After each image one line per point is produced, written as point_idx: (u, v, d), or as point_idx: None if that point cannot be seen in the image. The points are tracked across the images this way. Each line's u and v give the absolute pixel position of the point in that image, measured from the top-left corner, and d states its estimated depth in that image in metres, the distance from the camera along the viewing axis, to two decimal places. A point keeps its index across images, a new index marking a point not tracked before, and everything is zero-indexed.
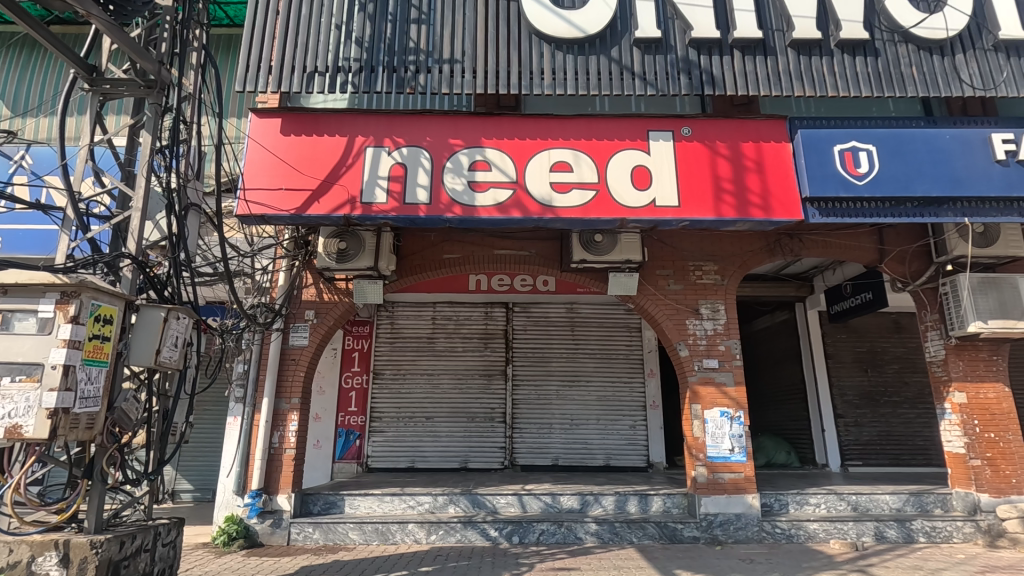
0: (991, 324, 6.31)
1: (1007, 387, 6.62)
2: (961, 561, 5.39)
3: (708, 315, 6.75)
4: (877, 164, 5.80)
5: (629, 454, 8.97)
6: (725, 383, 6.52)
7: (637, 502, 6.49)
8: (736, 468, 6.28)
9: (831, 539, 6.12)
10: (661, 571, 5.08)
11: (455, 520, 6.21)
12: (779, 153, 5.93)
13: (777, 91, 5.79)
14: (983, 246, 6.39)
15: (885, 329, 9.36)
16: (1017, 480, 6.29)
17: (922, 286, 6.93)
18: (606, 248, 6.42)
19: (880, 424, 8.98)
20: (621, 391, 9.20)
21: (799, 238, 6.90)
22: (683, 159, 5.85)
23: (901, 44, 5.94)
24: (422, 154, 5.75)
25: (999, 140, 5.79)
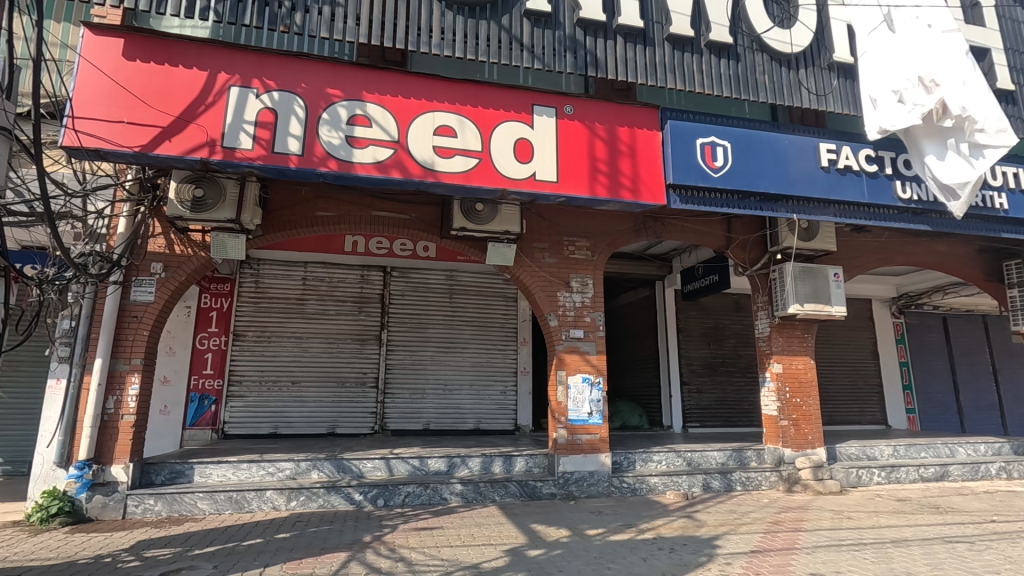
0: (805, 306, 7.41)
1: (813, 360, 7.86)
2: (766, 504, 6.41)
3: (578, 289, 7.14)
4: (731, 159, 6.44)
5: (498, 418, 9.34)
6: (588, 351, 7.00)
7: (502, 463, 6.83)
8: (592, 430, 6.82)
9: (667, 490, 6.94)
10: (519, 526, 5.41)
11: (317, 485, 6.06)
12: (650, 141, 6.37)
13: (652, 81, 6.16)
14: (805, 240, 7.44)
15: (727, 308, 10.58)
16: (813, 437, 7.54)
17: (758, 272, 7.90)
18: (486, 218, 6.48)
19: (717, 390, 10.23)
20: (495, 358, 9.48)
21: (662, 222, 7.49)
22: (564, 137, 6.04)
23: (758, 52, 6.59)
24: (295, 102, 5.32)
25: (825, 149, 6.69)
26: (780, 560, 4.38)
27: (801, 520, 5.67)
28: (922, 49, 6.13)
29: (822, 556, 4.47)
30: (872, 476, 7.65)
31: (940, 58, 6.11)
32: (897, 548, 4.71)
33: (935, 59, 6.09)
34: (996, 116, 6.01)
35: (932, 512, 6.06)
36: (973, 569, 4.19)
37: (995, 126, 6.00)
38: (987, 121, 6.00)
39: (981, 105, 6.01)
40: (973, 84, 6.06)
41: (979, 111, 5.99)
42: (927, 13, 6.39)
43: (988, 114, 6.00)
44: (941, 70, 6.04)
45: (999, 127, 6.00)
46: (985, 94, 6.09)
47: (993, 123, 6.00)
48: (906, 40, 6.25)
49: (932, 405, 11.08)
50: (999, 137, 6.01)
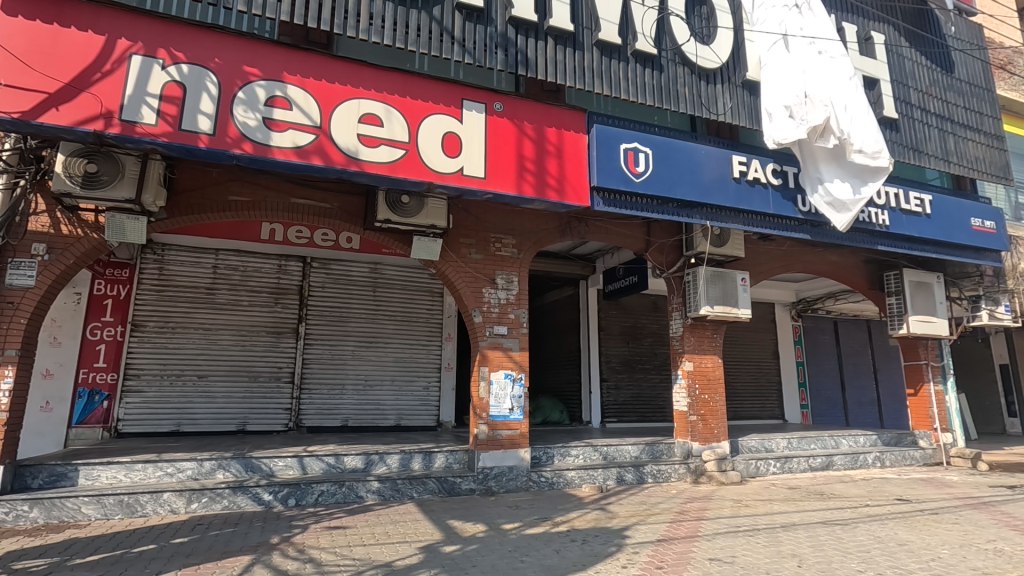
0: (715, 308, 7.87)
1: (720, 359, 8.36)
2: (674, 495, 6.76)
3: (503, 286, 7.18)
4: (652, 166, 6.72)
5: (420, 414, 9.23)
6: (511, 348, 7.07)
7: (421, 460, 6.76)
8: (513, 426, 6.90)
9: (583, 483, 7.15)
10: (435, 522, 5.37)
11: (222, 486, 5.71)
12: (576, 143, 6.52)
13: (580, 85, 6.30)
14: (717, 245, 7.89)
15: (646, 308, 11.05)
16: (719, 431, 8.02)
17: (674, 275, 8.30)
18: (412, 211, 6.37)
19: (634, 387, 10.66)
20: (418, 354, 9.36)
21: (586, 223, 7.68)
22: (492, 134, 6.05)
23: (680, 65, 6.91)
24: (207, 77, 4.97)
25: (737, 161, 7.14)
26: (683, 547, 4.62)
27: (704, 509, 6.04)
28: (809, 72, 6.71)
29: (720, 542, 4.77)
30: (768, 466, 8.28)
31: (824, 82, 6.74)
32: (786, 532, 5.11)
33: (819, 81, 6.70)
34: (871, 138, 6.95)
35: (817, 499, 6.64)
36: (847, 549, 4.62)
37: (869, 146, 6.93)
38: (863, 143, 6.92)
39: (858, 129, 6.89)
40: (854, 109, 6.86)
41: (855, 134, 6.86)
42: (819, 42, 6.96)
43: (865, 137, 6.93)
44: (824, 91, 6.68)
45: (873, 148, 6.95)
46: (863, 118, 6.94)
47: (868, 144, 6.93)
48: (797, 59, 6.80)
49: (823, 401, 12.13)
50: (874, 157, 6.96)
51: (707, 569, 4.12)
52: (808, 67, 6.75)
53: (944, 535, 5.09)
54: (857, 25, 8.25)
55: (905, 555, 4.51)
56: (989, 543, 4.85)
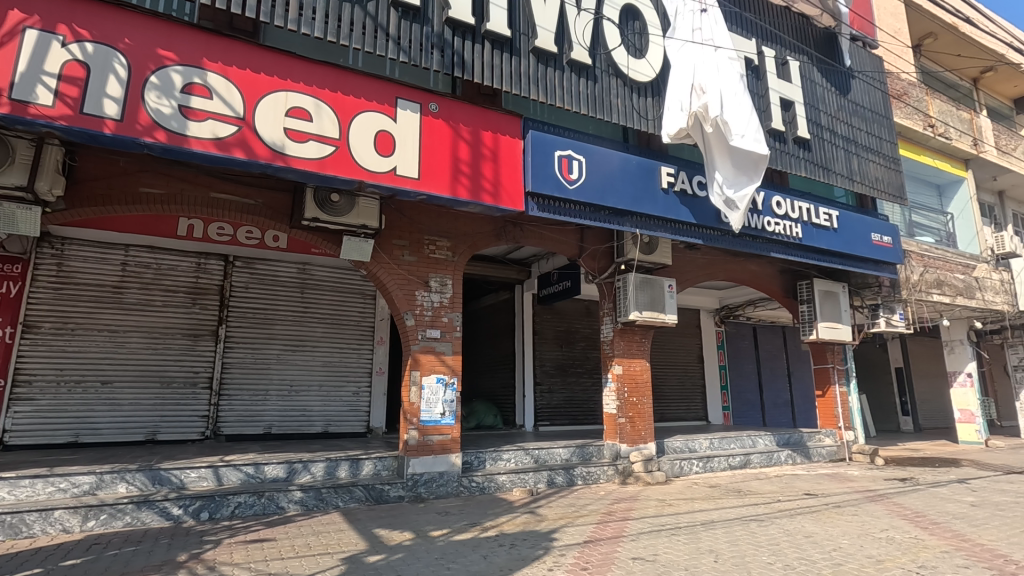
0: (643, 313, 8.13)
1: (648, 362, 8.64)
2: (602, 497, 6.90)
3: (436, 288, 7.09)
4: (585, 173, 6.86)
5: (349, 421, 8.94)
6: (444, 352, 6.98)
7: (348, 467, 6.53)
8: (444, 431, 6.81)
9: (514, 487, 7.16)
10: (360, 532, 5.20)
11: (124, 501, 5.25)
12: (512, 148, 6.56)
13: (517, 90, 6.35)
14: (647, 253, 8.16)
15: (579, 313, 11.26)
16: (646, 432, 8.28)
17: (605, 280, 8.52)
18: (342, 210, 6.19)
19: (566, 390, 10.82)
20: (348, 358, 9.08)
21: (521, 227, 7.72)
22: (427, 134, 5.97)
23: (614, 77, 7.12)
24: (115, 58, 4.60)
25: (665, 172, 7.44)
26: (608, 547, 4.71)
27: (630, 509, 6.20)
28: (704, 65, 7.06)
29: (644, 541, 4.90)
30: (691, 466, 8.63)
31: (713, 74, 7.07)
32: (705, 529, 5.32)
33: (709, 71, 7.04)
34: (749, 127, 7.16)
35: (734, 496, 6.99)
36: (760, 543, 4.87)
37: (752, 135, 7.14)
38: (745, 131, 7.12)
39: (740, 119, 7.14)
40: (739, 100, 7.20)
41: (737, 122, 7.10)
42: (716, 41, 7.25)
43: (745, 125, 7.14)
44: (711, 79, 7.01)
45: (755, 136, 7.16)
46: (746, 109, 7.21)
47: (750, 133, 7.14)
48: (689, 54, 7.14)
49: (742, 402, 12.82)
50: (756, 144, 7.15)
51: (631, 568, 4.21)
52: (705, 62, 7.07)
53: (845, 527, 5.49)
54: (775, 49, 8.82)
55: (810, 546, 4.81)
56: (883, 532, 5.27)
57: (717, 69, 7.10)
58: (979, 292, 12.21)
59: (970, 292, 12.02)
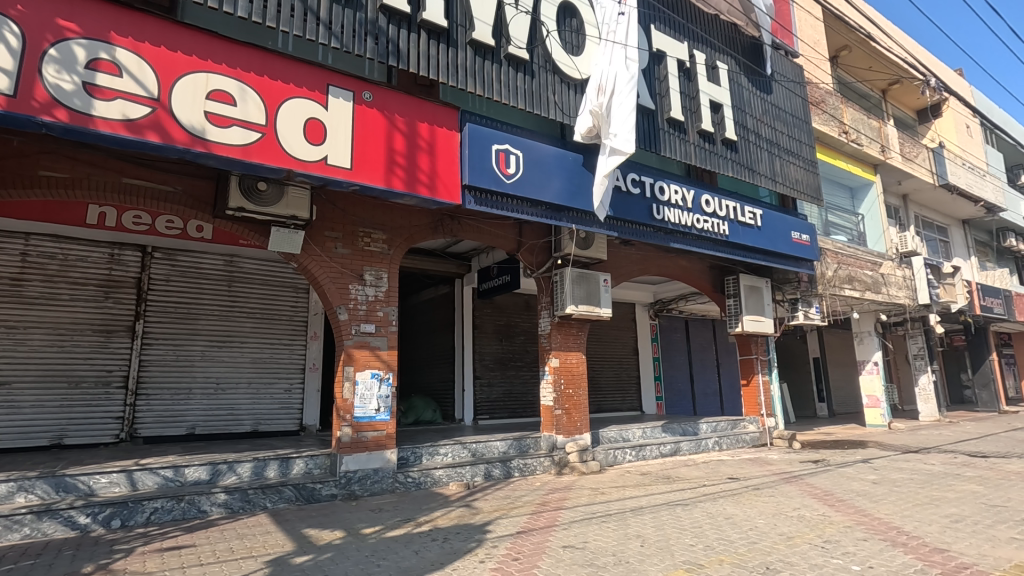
0: (579, 307, 8.29)
1: (584, 355, 8.83)
2: (538, 488, 7.01)
3: (371, 282, 6.94)
4: (522, 168, 6.91)
5: (280, 419, 8.63)
6: (379, 347, 6.85)
7: (277, 467, 6.30)
8: (379, 427, 6.69)
9: (451, 482, 7.15)
10: (288, 532, 5.03)
11: (23, 512, 4.82)
12: (448, 141, 6.49)
13: (453, 82, 6.28)
14: (583, 248, 8.31)
15: (519, 307, 11.33)
16: (581, 423, 8.48)
17: (542, 275, 8.61)
18: (270, 199, 5.93)
19: (506, 383, 10.88)
20: (279, 354, 8.76)
21: (458, 221, 7.66)
22: (360, 124, 5.81)
23: (551, 73, 7.19)
24: (6, 27, 4.18)
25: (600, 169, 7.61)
26: (540, 537, 4.79)
27: (564, 499, 6.33)
28: (613, 70, 7.05)
29: (575, 529, 5.03)
30: (624, 455, 8.92)
31: (617, 75, 6.97)
32: (634, 515, 5.52)
33: (617, 74, 6.97)
34: (625, 128, 6.72)
35: (663, 482, 7.29)
36: (684, 526, 5.10)
37: (625, 136, 6.70)
38: (619, 131, 6.74)
39: (619, 118, 6.78)
40: (627, 99, 6.80)
41: (614, 122, 6.80)
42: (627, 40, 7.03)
43: (621, 126, 6.75)
44: (615, 81, 6.93)
45: (628, 137, 6.69)
46: (628, 109, 6.74)
47: (625, 133, 6.72)
48: (603, 60, 7.24)
49: (674, 392, 13.34)
50: (625, 145, 6.66)
51: (561, 556, 4.30)
52: (618, 70, 6.99)
53: (762, 507, 5.84)
54: (705, 53, 9.18)
55: (729, 526, 5.09)
56: (795, 510, 5.64)
57: (624, 74, 6.92)
58: (885, 287, 13.25)
59: (877, 287, 13.03)
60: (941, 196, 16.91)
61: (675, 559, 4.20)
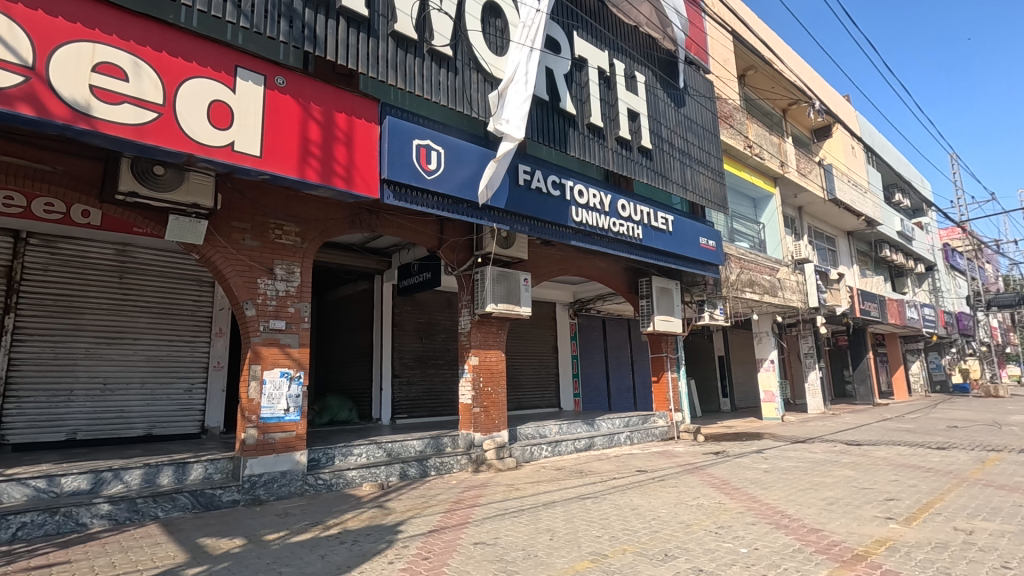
0: (498, 306, 8.35)
1: (503, 353, 8.91)
2: (454, 486, 7.00)
3: (282, 277, 6.62)
4: (443, 165, 6.87)
5: (178, 421, 8.04)
6: (289, 344, 6.55)
7: (172, 473, 5.87)
8: (287, 428, 6.40)
9: (364, 482, 6.99)
10: (181, 543, 4.70)
11: None
12: (368, 133, 6.31)
13: (373, 73, 6.12)
14: (504, 247, 8.37)
15: (440, 304, 11.24)
16: (498, 421, 8.57)
17: (463, 273, 8.60)
18: (167, 185, 5.50)
19: (425, 382, 10.76)
20: (179, 352, 8.18)
21: (377, 215, 7.47)
22: (271, 109, 5.52)
23: (474, 71, 7.20)
24: None
25: (522, 170, 7.74)
26: (451, 535, 4.79)
27: (479, 496, 6.37)
28: (516, 59, 7.35)
29: (487, 526, 5.07)
30: (540, 451, 9.11)
31: (520, 64, 7.29)
32: (546, 510, 5.65)
33: (519, 63, 7.28)
34: (518, 115, 6.98)
35: (576, 476, 7.52)
36: (592, 518, 5.29)
37: (516, 124, 6.93)
38: (511, 117, 6.97)
39: (514, 106, 7.03)
40: (524, 90, 7.10)
41: (508, 108, 7.02)
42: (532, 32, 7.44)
43: (514, 112, 7.00)
44: (517, 70, 7.23)
45: (519, 125, 6.95)
46: (524, 98, 7.06)
47: (517, 120, 6.96)
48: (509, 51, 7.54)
49: (591, 389, 13.79)
50: (515, 133, 6.89)
51: (471, 553, 4.33)
52: (521, 61, 7.29)
53: (665, 497, 6.17)
54: (625, 63, 9.54)
55: (634, 517, 5.33)
56: (694, 499, 6.01)
57: (526, 66, 7.25)
58: (780, 291, 14.39)
59: (773, 291, 14.14)
60: (830, 209, 18.62)
61: (582, 551, 4.35)
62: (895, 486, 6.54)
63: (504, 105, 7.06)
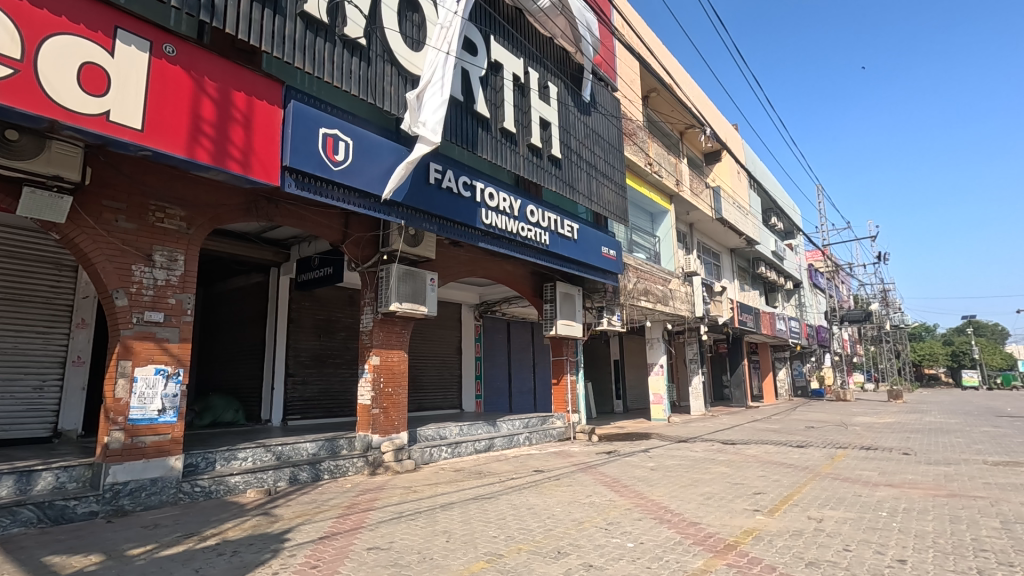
0: (403, 305, 8.17)
1: (406, 353, 8.74)
2: (347, 490, 6.75)
3: (162, 264, 6.02)
4: (351, 157, 6.62)
5: (24, 423, 7.00)
6: (167, 339, 5.97)
7: (13, 483, 5.10)
8: (161, 431, 5.82)
9: (248, 489, 6.52)
10: (22, 563, 4.10)
11: None
12: (269, 116, 5.93)
13: (278, 53, 5.75)
14: (411, 245, 8.21)
15: (342, 301, 10.78)
16: (398, 423, 8.40)
17: (367, 270, 8.33)
18: (23, 152, 4.80)
19: (322, 382, 10.25)
20: (29, 345, 7.15)
21: (276, 204, 7.02)
22: (157, 80, 5.01)
23: (388, 64, 7.01)
24: None
25: (433, 168, 7.66)
26: (343, 541, 4.61)
27: (374, 500, 6.19)
28: (434, 62, 7.29)
29: (382, 530, 4.93)
30: (440, 452, 9.03)
31: (437, 67, 7.23)
32: (443, 512, 5.60)
33: (437, 67, 7.23)
34: (435, 119, 6.86)
35: (475, 477, 7.55)
36: (489, 519, 5.32)
37: (433, 127, 6.81)
38: (427, 120, 6.85)
39: (431, 109, 6.93)
40: (440, 94, 7.05)
41: (425, 111, 6.90)
42: (451, 37, 7.44)
43: (432, 115, 6.88)
44: (435, 73, 7.17)
45: (435, 128, 6.82)
46: (440, 102, 6.99)
47: (434, 123, 6.85)
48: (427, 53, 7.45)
49: (493, 391, 13.91)
50: (432, 136, 6.75)
51: (363, 559, 4.18)
52: (439, 65, 7.26)
53: (560, 496, 6.37)
54: (539, 73, 9.78)
55: (530, 516, 5.45)
56: (587, 497, 6.27)
57: (443, 70, 7.24)
58: (672, 301, 15.43)
59: (666, 301, 15.13)
60: (717, 228, 20.28)
61: (478, 551, 4.37)
62: (762, 481, 7.25)
63: (422, 107, 6.95)
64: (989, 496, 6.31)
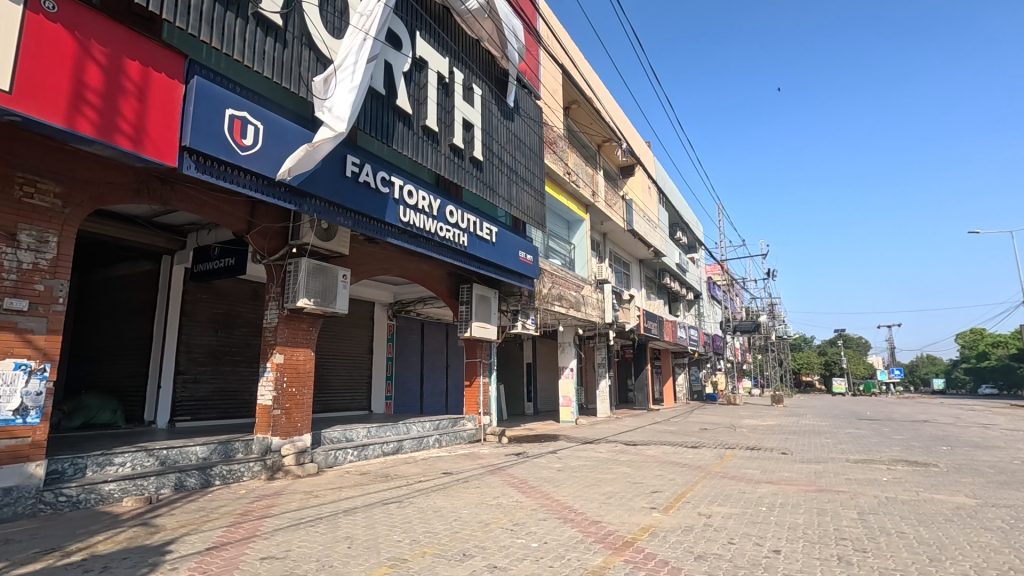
0: (312, 301, 7.78)
1: (313, 352, 8.35)
2: (241, 496, 6.32)
3: (29, 245, 5.33)
4: (260, 142, 6.25)
5: None
6: (32, 331, 5.29)
7: None
8: (20, 433, 5.10)
9: (125, 497, 5.92)
10: None
11: None
12: (168, 91, 5.45)
13: (180, 24, 5.29)
14: (322, 239, 7.86)
15: (244, 295, 10.08)
16: (301, 424, 8.02)
17: (274, 262, 7.88)
18: None
19: (218, 380, 9.52)
20: None
21: (172, 186, 6.46)
22: (32, 38, 4.44)
23: (305, 48, 6.68)
24: None
25: (349, 161, 7.39)
26: (234, 552, 4.31)
27: (270, 506, 5.83)
28: (348, 45, 6.90)
29: (278, 538, 4.67)
30: (345, 455, 8.69)
31: (351, 51, 6.86)
32: (346, 517, 5.41)
33: (351, 50, 6.85)
34: (341, 106, 6.49)
35: (381, 481, 7.34)
36: (394, 523, 5.20)
37: (338, 114, 6.43)
38: (333, 107, 6.47)
39: (339, 96, 6.56)
40: (351, 80, 6.69)
41: (332, 97, 6.53)
42: (370, 21, 7.11)
43: (339, 102, 6.51)
44: (347, 57, 6.79)
45: (340, 115, 6.43)
46: (349, 88, 6.64)
47: (339, 111, 6.46)
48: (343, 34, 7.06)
49: (403, 392, 13.64)
50: (336, 123, 6.38)
51: (255, 570, 3.93)
52: (353, 48, 6.88)
53: (467, 498, 6.36)
54: (464, 74, 9.75)
55: (437, 519, 5.41)
56: (494, 499, 6.31)
57: (357, 54, 6.86)
58: (583, 307, 15.95)
59: (578, 306, 15.61)
60: (628, 239, 21.25)
61: (380, 556, 4.25)
62: (659, 480, 7.66)
63: (330, 92, 6.59)
64: (850, 490, 7.08)
